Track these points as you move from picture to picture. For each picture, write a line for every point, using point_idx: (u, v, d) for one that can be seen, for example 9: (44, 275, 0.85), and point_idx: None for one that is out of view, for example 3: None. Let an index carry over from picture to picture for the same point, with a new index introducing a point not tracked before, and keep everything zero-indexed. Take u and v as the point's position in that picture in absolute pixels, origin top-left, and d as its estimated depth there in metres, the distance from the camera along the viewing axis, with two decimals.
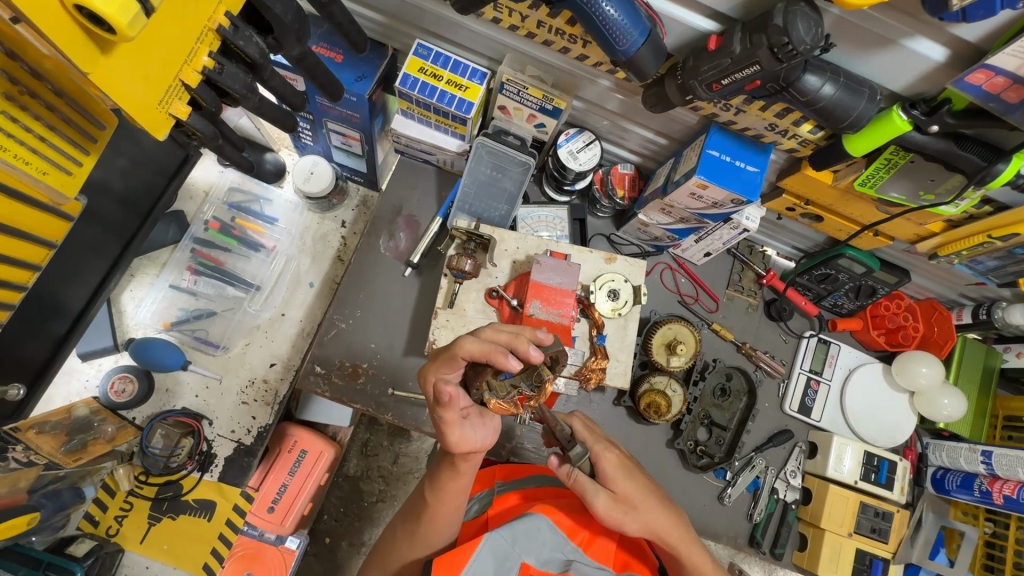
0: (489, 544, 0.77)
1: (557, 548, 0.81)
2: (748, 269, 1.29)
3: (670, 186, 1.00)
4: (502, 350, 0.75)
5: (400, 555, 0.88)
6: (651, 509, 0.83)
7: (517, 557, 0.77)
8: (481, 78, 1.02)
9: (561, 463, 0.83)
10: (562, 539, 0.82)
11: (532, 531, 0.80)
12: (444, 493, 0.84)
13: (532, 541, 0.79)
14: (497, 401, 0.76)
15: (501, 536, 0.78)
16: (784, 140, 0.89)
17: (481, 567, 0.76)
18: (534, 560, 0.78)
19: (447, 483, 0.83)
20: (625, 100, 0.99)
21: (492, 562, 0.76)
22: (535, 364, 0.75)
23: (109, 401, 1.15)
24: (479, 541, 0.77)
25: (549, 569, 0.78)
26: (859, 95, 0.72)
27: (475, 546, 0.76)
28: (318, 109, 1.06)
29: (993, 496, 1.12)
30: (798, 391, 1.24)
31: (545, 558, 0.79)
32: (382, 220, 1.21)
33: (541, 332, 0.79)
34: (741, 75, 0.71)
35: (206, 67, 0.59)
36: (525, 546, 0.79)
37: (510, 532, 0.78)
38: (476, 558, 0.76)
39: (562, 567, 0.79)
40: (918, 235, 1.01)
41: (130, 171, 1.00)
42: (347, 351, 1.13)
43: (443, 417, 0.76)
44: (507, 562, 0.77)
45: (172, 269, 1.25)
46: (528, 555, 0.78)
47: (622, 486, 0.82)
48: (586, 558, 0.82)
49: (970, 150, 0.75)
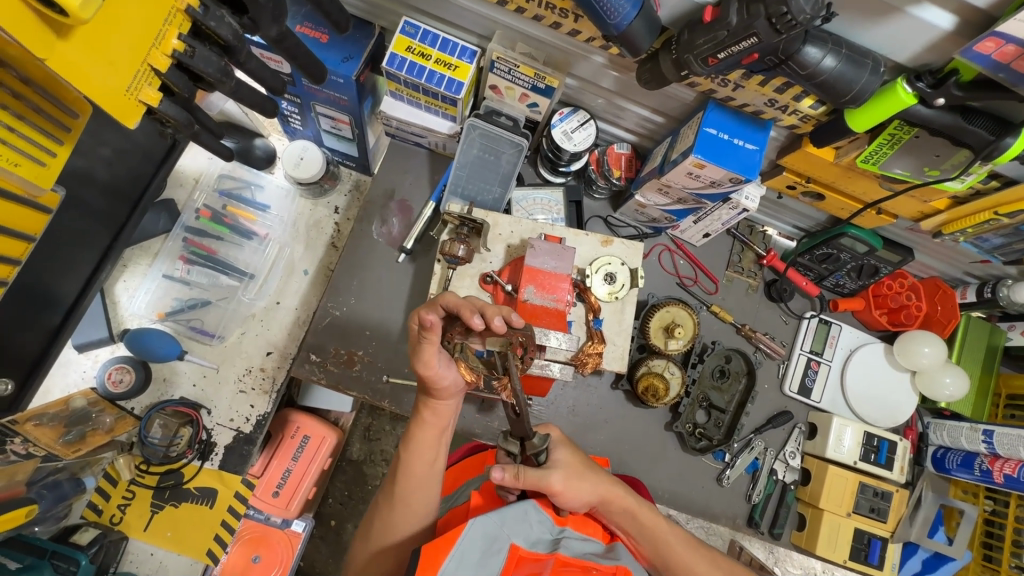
0: (476, 529, 0.69)
1: (546, 529, 0.77)
2: (748, 250, 1.27)
3: (667, 165, 0.98)
4: (472, 309, 0.78)
5: (382, 520, 0.80)
6: (596, 477, 0.82)
7: (507, 538, 0.71)
8: (471, 56, 0.98)
9: (503, 474, 0.74)
10: (547, 520, 0.78)
11: (521, 514, 0.75)
12: (418, 450, 0.81)
13: (520, 523, 0.74)
14: (468, 367, 0.79)
15: (489, 519, 0.71)
16: (784, 116, 0.86)
17: (468, 555, 0.68)
18: (523, 542, 0.73)
19: (419, 437, 0.82)
20: (620, 77, 0.95)
21: (481, 545, 0.69)
22: (500, 332, 0.77)
23: (107, 392, 1.15)
24: (464, 528, 0.69)
25: (538, 550, 0.73)
26: (862, 68, 0.69)
27: (462, 531, 0.68)
28: (305, 91, 1.04)
29: (993, 475, 1.12)
30: (799, 371, 1.23)
31: (533, 539, 0.74)
32: (375, 206, 1.19)
33: (499, 319, 0.78)
34: (738, 49, 0.68)
35: (175, 50, 0.57)
36: (513, 527, 0.73)
37: (498, 514, 0.72)
38: (463, 543, 0.68)
39: (551, 547, 0.74)
40: (923, 213, 0.98)
41: (115, 160, 0.99)
42: (341, 338, 1.12)
43: (423, 367, 0.76)
44: (496, 543, 0.70)
45: (165, 259, 1.24)
46: (516, 536, 0.72)
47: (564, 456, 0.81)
48: (571, 533, 0.78)
49: (976, 123, 0.72)
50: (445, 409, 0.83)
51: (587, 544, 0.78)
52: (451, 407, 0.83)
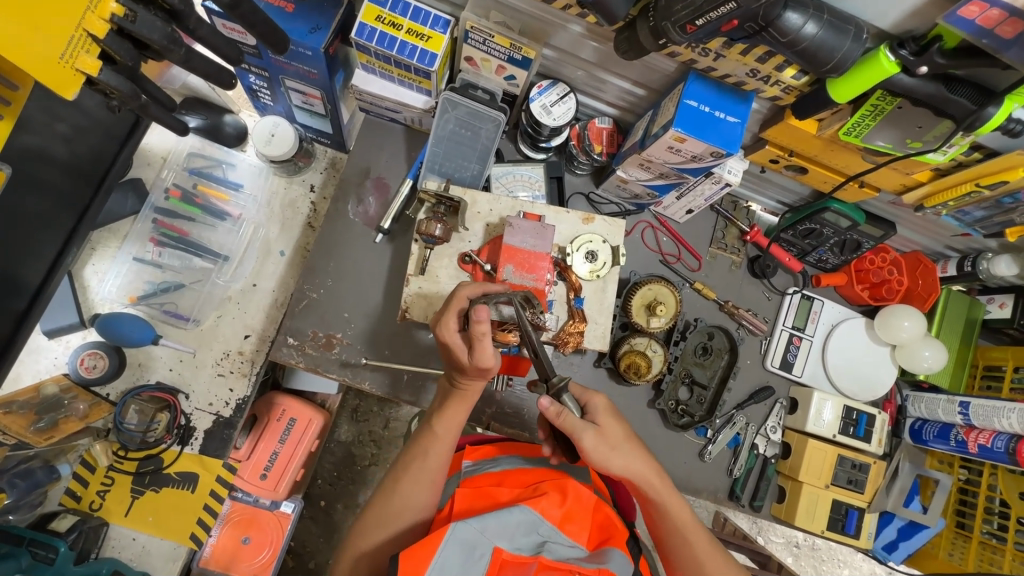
0: (455, 536, 0.69)
1: (532, 531, 0.73)
2: (732, 226, 1.26)
3: (648, 139, 0.95)
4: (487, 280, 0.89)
5: (403, 496, 0.81)
6: (631, 451, 0.83)
7: (489, 543, 0.70)
8: (444, 26, 0.94)
9: (550, 402, 0.82)
10: (536, 519, 0.74)
11: (505, 515, 0.73)
12: (449, 423, 0.85)
13: (504, 524, 0.72)
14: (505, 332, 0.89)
15: (471, 525, 0.71)
16: (766, 87, 0.84)
17: (449, 564, 0.68)
18: (507, 545, 0.71)
19: (454, 413, 0.85)
20: (600, 48, 0.92)
21: (460, 556, 0.69)
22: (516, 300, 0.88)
23: (80, 377, 1.12)
24: (445, 532, 0.69)
25: (522, 553, 0.71)
26: (844, 34, 0.67)
27: (441, 537, 0.69)
28: (273, 65, 0.99)
29: (968, 445, 1.14)
30: (780, 347, 1.24)
31: (518, 543, 0.72)
32: (350, 184, 1.16)
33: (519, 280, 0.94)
34: (716, 14, 0.65)
35: (114, 14, 0.57)
36: (497, 530, 0.72)
37: (480, 521, 0.71)
38: (443, 551, 0.68)
39: (535, 550, 0.71)
40: (905, 185, 0.97)
41: (74, 137, 0.95)
42: (320, 321, 1.10)
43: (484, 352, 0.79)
44: (476, 550, 0.69)
45: (134, 241, 1.20)
46: (501, 539, 0.71)
47: (608, 428, 0.83)
48: (561, 537, 0.74)
49: (959, 92, 0.70)
50: (473, 390, 0.86)
51: (574, 551, 0.73)
52: (483, 386, 0.86)
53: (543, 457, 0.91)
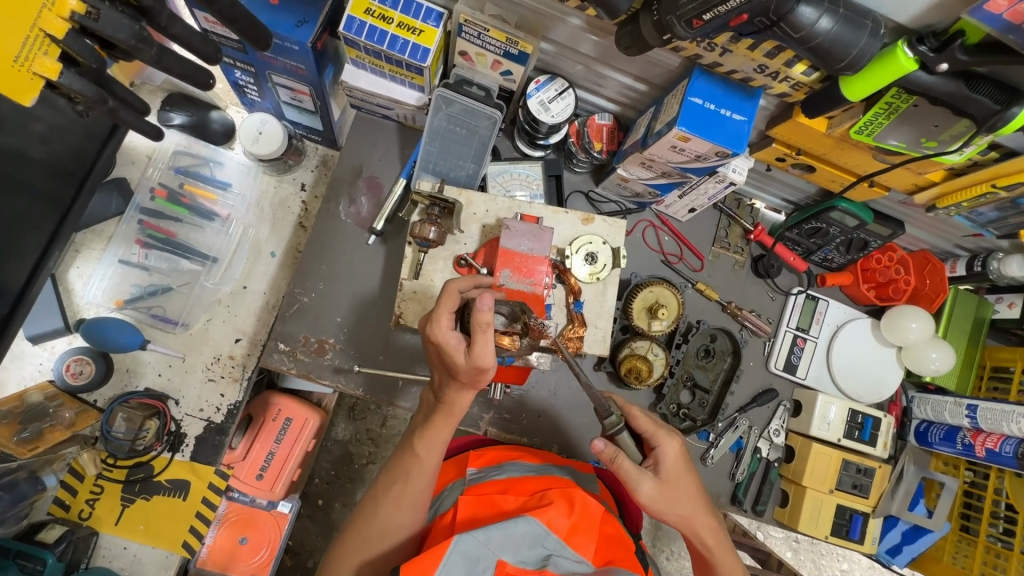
0: (459, 547, 0.67)
1: (537, 543, 0.70)
2: (735, 224, 1.23)
3: (651, 137, 0.92)
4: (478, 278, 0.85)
5: (384, 520, 0.78)
6: (691, 502, 0.80)
7: (493, 556, 0.68)
8: (437, 20, 0.90)
9: (605, 445, 0.80)
10: (542, 532, 0.71)
11: (510, 528, 0.70)
12: (432, 442, 0.82)
13: (509, 536, 0.69)
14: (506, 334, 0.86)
15: (474, 537, 0.68)
16: (774, 83, 0.80)
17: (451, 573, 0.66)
18: (512, 557, 0.69)
19: (438, 431, 0.82)
20: (600, 42, 0.88)
21: (463, 565, 0.67)
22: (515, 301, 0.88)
23: (66, 384, 1.09)
24: (448, 544, 0.67)
25: (527, 566, 0.68)
26: (861, 29, 0.63)
27: (444, 550, 0.66)
28: (259, 60, 0.95)
29: (975, 449, 1.12)
30: (784, 349, 1.21)
31: (523, 557, 0.69)
32: (342, 183, 1.12)
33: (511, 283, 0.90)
34: (725, 8, 0.61)
35: (74, 12, 0.54)
36: (501, 543, 0.69)
37: (483, 533, 0.69)
38: (449, 557, 0.66)
39: (540, 564, 0.69)
40: (917, 184, 0.93)
41: (51, 137, 0.91)
42: (312, 325, 1.07)
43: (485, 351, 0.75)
44: (480, 563, 0.67)
45: (119, 243, 1.16)
46: (504, 552, 0.69)
47: (671, 479, 0.80)
48: (566, 551, 0.71)
49: (980, 91, 0.66)
50: (462, 402, 0.82)
51: (579, 566, 0.71)
52: (471, 398, 0.82)
53: (551, 465, 0.89)
